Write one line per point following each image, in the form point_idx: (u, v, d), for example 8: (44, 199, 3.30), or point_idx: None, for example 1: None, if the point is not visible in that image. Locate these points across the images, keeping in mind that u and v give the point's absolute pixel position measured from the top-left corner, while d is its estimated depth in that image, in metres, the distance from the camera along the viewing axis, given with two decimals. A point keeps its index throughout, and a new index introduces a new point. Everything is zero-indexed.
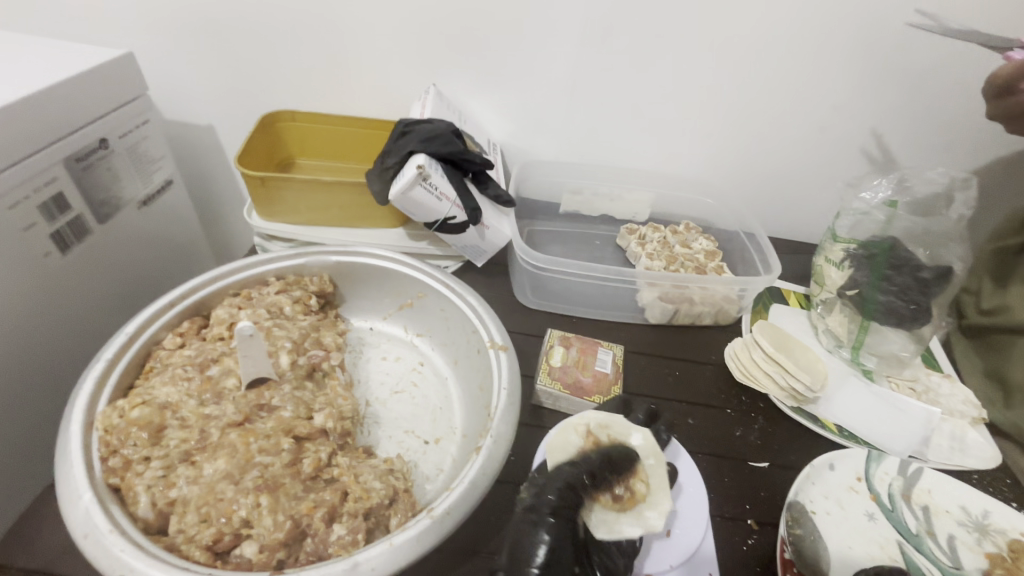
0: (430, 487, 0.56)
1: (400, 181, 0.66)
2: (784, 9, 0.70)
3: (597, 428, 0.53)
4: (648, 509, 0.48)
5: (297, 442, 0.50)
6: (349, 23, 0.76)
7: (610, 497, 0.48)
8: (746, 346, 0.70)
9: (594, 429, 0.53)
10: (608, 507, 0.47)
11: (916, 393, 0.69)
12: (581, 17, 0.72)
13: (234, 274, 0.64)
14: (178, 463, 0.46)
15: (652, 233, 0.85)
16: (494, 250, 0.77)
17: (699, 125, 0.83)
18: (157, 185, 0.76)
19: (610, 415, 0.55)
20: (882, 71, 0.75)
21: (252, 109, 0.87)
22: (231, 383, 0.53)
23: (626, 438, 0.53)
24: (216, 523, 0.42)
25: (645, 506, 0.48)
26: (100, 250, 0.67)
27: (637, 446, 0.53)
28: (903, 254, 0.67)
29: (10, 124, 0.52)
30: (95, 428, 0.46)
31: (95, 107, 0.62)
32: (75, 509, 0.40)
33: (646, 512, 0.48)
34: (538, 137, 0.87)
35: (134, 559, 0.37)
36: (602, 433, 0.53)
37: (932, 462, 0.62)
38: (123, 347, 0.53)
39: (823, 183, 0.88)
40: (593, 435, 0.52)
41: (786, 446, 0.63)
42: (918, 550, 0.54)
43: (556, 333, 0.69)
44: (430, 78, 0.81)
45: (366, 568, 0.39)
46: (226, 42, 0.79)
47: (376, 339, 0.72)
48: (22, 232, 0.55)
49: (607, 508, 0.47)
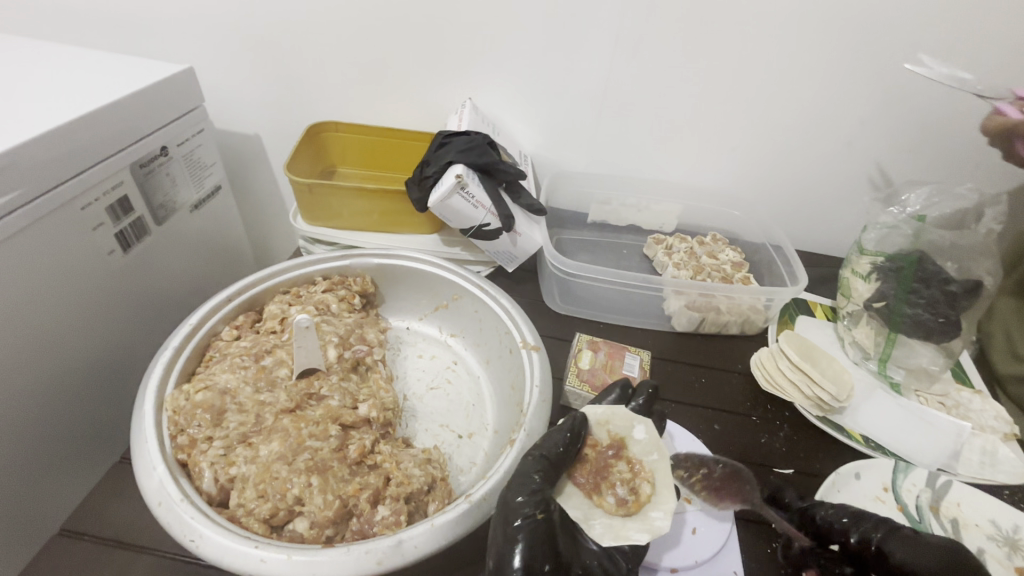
0: (464, 479, 0.59)
1: (440, 189, 0.69)
2: (810, 26, 0.72)
3: (597, 426, 0.53)
4: (652, 509, 0.46)
5: (343, 429, 0.54)
6: (392, 41, 0.81)
7: (614, 501, 0.47)
8: (771, 355, 0.72)
9: (594, 428, 0.53)
10: (613, 512, 0.47)
11: (946, 407, 0.70)
12: (612, 35, 0.76)
13: (284, 273, 0.68)
14: (236, 444, 0.50)
15: (679, 243, 0.87)
16: (525, 256, 0.80)
17: (727, 139, 0.85)
18: (208, 189, 0.81)
19: (612, 410, 0.54)
20: (908, 87, 0.77)
21: (298, 120, 0.92)
22: (284, 373, 0.57)
23: (628, 433, 0.52)
24: (272, 499, 0.46)
25: (650, 508, 0.47)
26: (159, 249, 0.72)
27: (639, 441, 0.51)
28: (932, 267, 0.68)
29: (87, 132, 0.57)
30: (165, 408, 0.51)
31: (160, 119, 0.68)
32: (149, 478, 0.45)
33: (651, 514, 0.46)
34: (568, 150, 0.90)
35: (200, 524, 0.42)
36: (602, 431, 0.52)
37: (962, 476, 0.62)
38: (187, 336, 0.58)
39: (851, 196, 0.89)
40: (592, 436, 0.52)
41: (812, 454, 0.64)
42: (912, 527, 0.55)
43: (583, 337, 0.72)
44: (466, 92, 0.85)
45: (410, 546, 0.42)
46: (277, 57, 0.85)
47: (412, 338, 0.76)
48: (93, 231, 0.60)
49: (611, 513, 0.47)
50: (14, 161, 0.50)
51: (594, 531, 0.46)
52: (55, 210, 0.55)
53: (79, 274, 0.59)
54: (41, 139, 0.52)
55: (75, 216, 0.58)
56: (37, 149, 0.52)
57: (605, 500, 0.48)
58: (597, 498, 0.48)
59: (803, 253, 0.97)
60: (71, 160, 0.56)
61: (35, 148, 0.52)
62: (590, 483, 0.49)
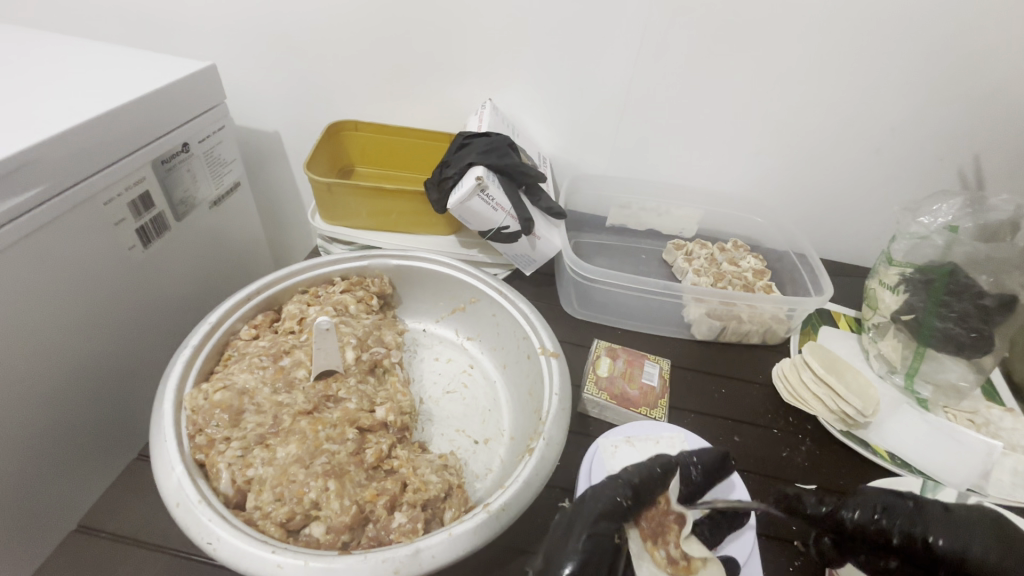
0: (479, 485, 0.58)
1: (460, 191, 0.69)
2: (840, 30, 0.70)
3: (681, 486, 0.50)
4: None
5: (360, 433, 0.54)
6: (414, 40, 0.81)
7: (665, 556, 0.46)
8: (795, 367, 0.70)
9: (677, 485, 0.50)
10: (661, 566, 0.46)
11: (975, 424, 0.67)
12: (636, 37, 0.75)
13: (303, 272, 0.68)
14: (254, 445, 0.50)
15: (699, 250, 0.85)
16: (544, 260, 0.79)
17: (752, 143, 0.84)
18: (227, 186, 0.81)
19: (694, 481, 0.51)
20: (942, 92, 0.74)
21: (317, 118, 0.92)
22: (302, 374, 0.57)
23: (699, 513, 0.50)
24: (289, 502, 0.46)
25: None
26: (179, 246, 0.72)
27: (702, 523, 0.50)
28: (964, 280, 0.65)
29: (110, 128, 0.57)
30: (183, 407, 0.51)
31: (181, 115, 0.68)
32: (168, 478, 0.45)
33: None
34: (588, 152, 0.89)
35: (218, 527, 0.42)
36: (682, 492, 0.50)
37: (993, 497, 0.60)
38: (206, 334, 0.58)
39: (877, 204, 0.87)
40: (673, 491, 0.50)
41: (835, 470, 0.62)
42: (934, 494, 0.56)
43: (602, 343, 0.71)
44: (487, 93, 0.85)
45: (428, 555, 0.41)
46: (298, 55, 0.85)
47: (429, 340, 0.76)
48: (114, 227, 0.61)
49: (658, 566, 0.46)
50: (38, 156, 0.50)
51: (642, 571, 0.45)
52: (77, 206, 0.56)
53: (100, 270, 0.60)
54: (65, 134, 0.53)
55: (98, 212, 0.58)
56: (62, 145, 0.52)
57: (659, 554, 0.46)
58: (650, 546, 0.47)
59: (827, 261, 0.95)
60: (94, 157, 0.56)
61: (59, 143, 0.52)
62: (650, 529, 0.48)
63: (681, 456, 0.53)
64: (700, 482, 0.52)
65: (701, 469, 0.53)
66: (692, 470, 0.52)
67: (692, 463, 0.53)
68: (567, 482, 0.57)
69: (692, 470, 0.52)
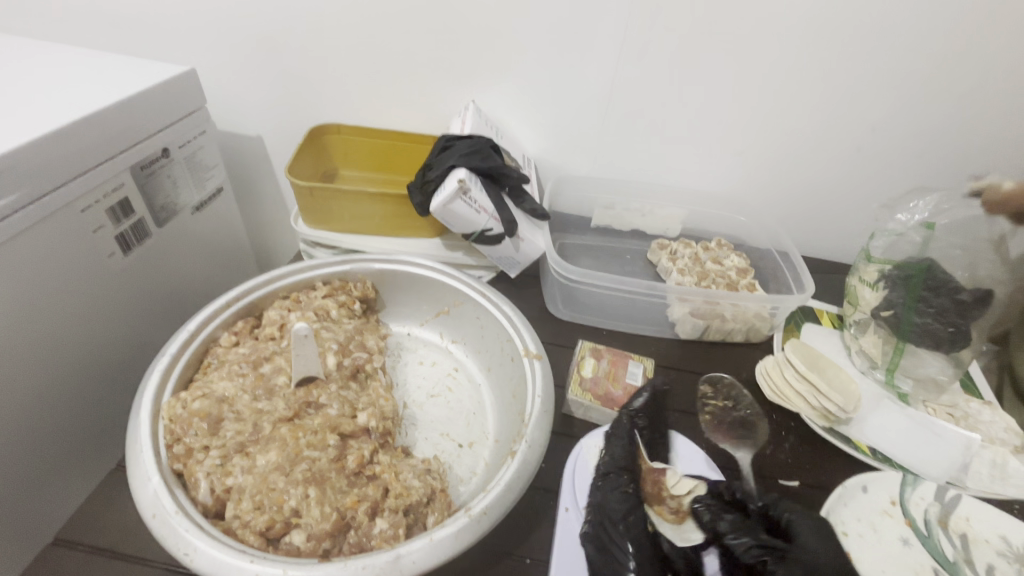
0: (463, 489, 0.58)
1: (442, 194, 0.69)
2: (817, 31, 0.71)
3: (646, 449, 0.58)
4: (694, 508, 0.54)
5: (341, 439, 0.54)
6: (397, 42, 0.80)
7: (669, 509, 0.53)
8: (777, 365, 0.70)
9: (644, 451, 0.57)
10: (671, 519, 0.53)
11: (954, 418, 0.68)
12: (618, 39, 0.75)
13: (285, 277, 0.68)
14: (233, 453, 0.50)
15: (683, 249, 0.85)
16: (528, 261, 0.79)
17: (734, 143, 0.84)
18: (209, 191, 0.81)
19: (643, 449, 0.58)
20: (917, 92, 0.76)
21: (299, 123, 0.92)
22: (282, 381, 0.57)
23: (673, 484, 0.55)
24: (268, 510, 0.46)
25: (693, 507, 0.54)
26: (159, 252, 0.71)
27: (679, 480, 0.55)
28: (941, 276, 0.67)
29: (86, 134, 0.57)
30: (161, 416, 0.51)
31: (160, 121, 0.67)
32: (144, 488, 0.45)
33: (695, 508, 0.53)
34: (573, 154, 0.89)
35: (196, 538, 0.42)
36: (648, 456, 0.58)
37: (974, 490, 0.60)
38: (185, 342, 0.57)
39: (857, 201, 0.88)
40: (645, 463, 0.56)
41: (818, 467, 0.62)
42: (920, 543, 0.54)
43: (587, 344, 0.71)
44: (469, 95, 0.85)
45: (408, 561, 0.41)
46: (281, 59, 0.84)
47: (413, 344, 0.75)
48: (92, 234, 0.60)
49: (672, 521, 0.53)
50: (15, 163, 0.50)
51: (664, 531, 0.52)
52: (57, 211, 0.55)
53: (80, 277, 0.59)
54: (39, 141, 0.52)
55: (76, 219, 0.57)
56: (36, 151, 0.52)
57: (665, 510, 0.53)
58: (657, 508, 0.54)
59: (809, 259, 0.96)
60: (72, 162, 0.56)
61: (34, 150, 0.51)
62: (653, 493, 0.54)
63: (624, 413, 0.59)
64: (648, 423, 0.59)
65: (640, 412, 0.60)
66: (637, 419, 0.59)
67: (635, 413, 0.60)
68: (551, 483, 0.57)
69: (637, 418, 0.59)
